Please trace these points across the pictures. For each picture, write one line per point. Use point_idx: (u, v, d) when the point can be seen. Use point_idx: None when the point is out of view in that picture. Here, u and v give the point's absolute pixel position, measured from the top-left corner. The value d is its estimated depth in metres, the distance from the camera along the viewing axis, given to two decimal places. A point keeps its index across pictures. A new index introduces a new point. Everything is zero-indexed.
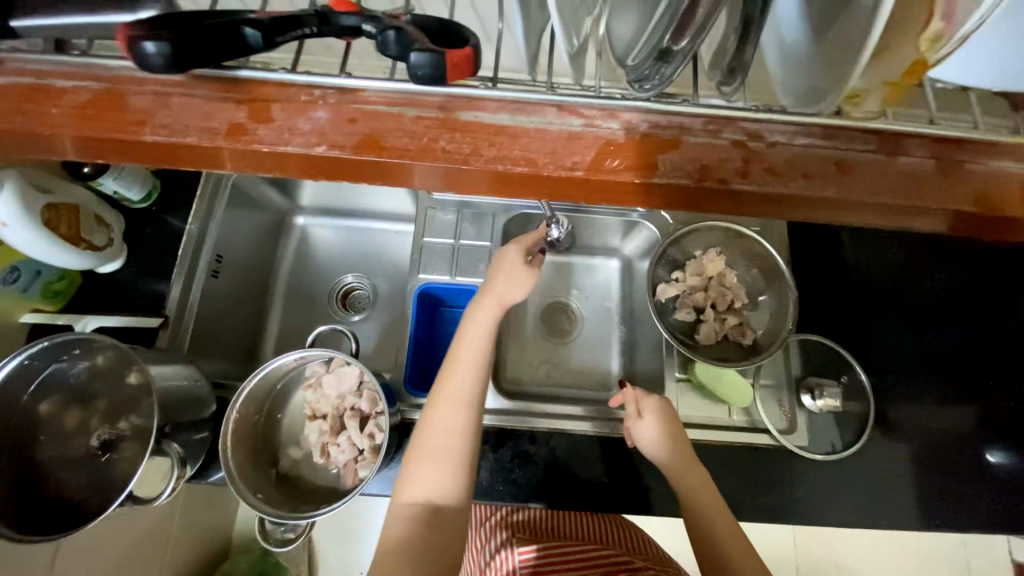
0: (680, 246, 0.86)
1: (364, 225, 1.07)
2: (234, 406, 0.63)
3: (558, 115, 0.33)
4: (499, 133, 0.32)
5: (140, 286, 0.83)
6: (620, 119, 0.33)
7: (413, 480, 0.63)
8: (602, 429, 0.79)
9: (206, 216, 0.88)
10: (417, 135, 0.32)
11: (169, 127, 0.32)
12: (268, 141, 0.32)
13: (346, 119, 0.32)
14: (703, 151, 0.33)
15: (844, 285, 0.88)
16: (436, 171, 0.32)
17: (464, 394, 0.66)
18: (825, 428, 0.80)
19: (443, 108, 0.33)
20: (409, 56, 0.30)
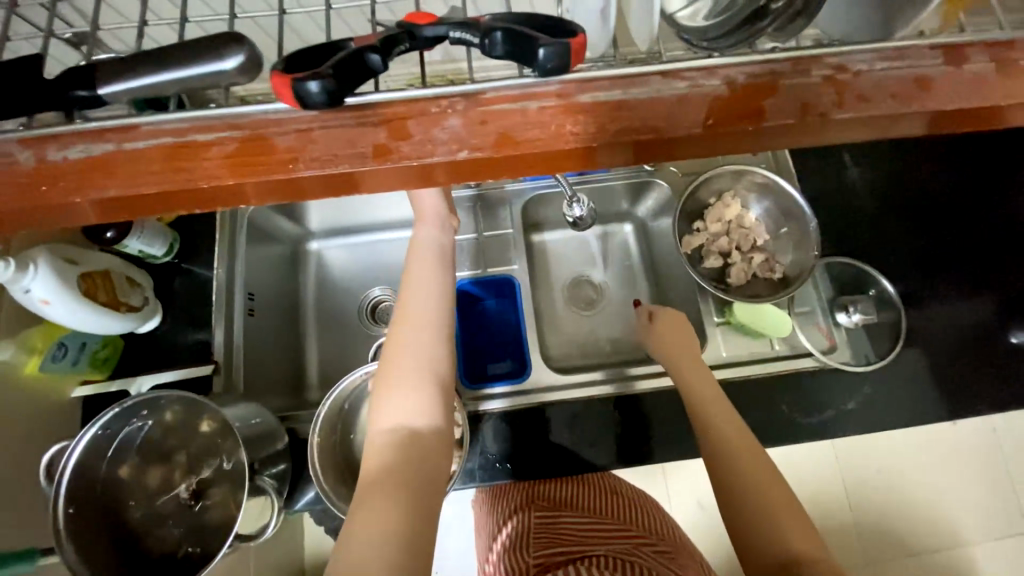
0: (694, 199, 0.88)
1: (378, 238, 1.07)
2: (314, 431, 0.66)
3: (663, 82, 0.35)
4: (617, 108, 0.34)
5: (190, 337, 0.84)
6: (719, 75, 0.35)
7: (384, 405, 0.56)
8: (614, 389, 0.82)
9: (230, 258, 0.88)
10: (545, 124, 0.34)
11: (295, 160, 0.34)
12: (415, 154, 0.33)
13: (478, 121, 0.34)
14: (803, 89, 0.34)
15: (861, 203, 0.91)
16: (558, 155, 0.34)
17: (424, 308, 0.62)
18: (860, 342, 0.84)
19: (561, 94, 0.34)
20: (538, 52, 0.33)
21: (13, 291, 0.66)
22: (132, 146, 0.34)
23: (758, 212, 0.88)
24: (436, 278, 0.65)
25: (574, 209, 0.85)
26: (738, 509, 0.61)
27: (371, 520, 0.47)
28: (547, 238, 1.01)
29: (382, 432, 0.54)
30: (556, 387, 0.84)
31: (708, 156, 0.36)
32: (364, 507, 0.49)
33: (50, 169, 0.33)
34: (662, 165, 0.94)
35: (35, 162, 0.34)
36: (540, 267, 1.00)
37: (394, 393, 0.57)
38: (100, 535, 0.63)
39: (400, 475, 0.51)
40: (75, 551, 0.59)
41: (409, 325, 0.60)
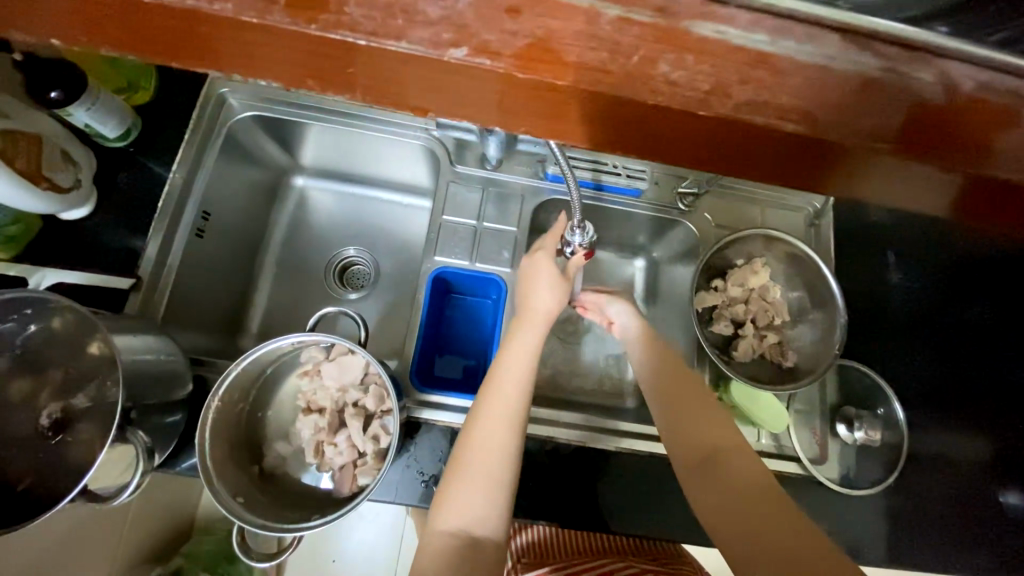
0: (722, 255, 0.78)
1: (370, 194, 0.95)
2: (216, 393, 0.54)
3: (841, 46, 0.23)
4: (757, 62, 0.22)
5: (116, 239, 0.72)
6: (935, 67, 0.23)
7: (448, 506, 0.53)
8: (579, 438, 0.73)
9: (191, 167, 0.77)
10: (629, 50, 0.22)
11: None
12: (367, 28, 0.21)
13: (504, 8, 0.22)
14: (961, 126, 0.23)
15: (891, 309, 0.83)
16: (639, 113, 0.23)
17: (508, 411, 0.58)
18: (847, 458, 0.76)
19: (664, 9, 0.23)
20: None
21: None
22: None
23: (786, 289, 0.78)
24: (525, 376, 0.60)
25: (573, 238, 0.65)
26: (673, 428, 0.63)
27: None
28: None
29: (443, 535, 0.52)
30: None
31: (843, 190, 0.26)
32: None
33: None
34: (697, 208, 0.84)
35: None
36: None
37: (460, 494, 0.53)
38: None
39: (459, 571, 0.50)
40: None
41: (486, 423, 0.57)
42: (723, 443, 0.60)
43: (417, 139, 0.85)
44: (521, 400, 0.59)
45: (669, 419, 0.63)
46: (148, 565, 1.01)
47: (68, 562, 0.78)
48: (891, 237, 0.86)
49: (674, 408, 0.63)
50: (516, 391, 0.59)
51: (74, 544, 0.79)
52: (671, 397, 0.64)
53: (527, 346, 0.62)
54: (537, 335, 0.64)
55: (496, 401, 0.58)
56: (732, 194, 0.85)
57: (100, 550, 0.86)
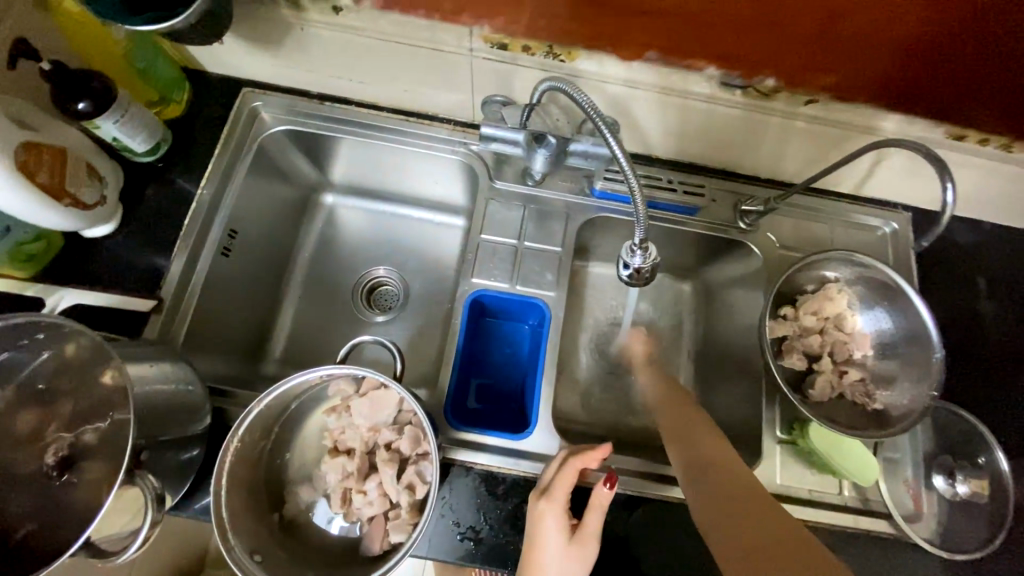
0: (792, 279, 0.70)
1: (401, 211, 0.91)
2: (236, 432, 0.48)
3: None
4: None
5: (138, 257, 0.68)
6: None
7: None
8: (631, 486, 0.64)
9: (222, 183, 0.73)
10: None
11: None
12: None
13: None
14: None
15: (986, 344, 0.73)
16: None
17: None
18: (946, 518, 0.65)
19: None
20: None
21: None
22: None
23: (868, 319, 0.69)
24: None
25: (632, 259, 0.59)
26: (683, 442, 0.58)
27: None
28: (593, 269, 0.84)
29: None
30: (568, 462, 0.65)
31: None
32: None
33: None
34: (760, 228, 0.76)
35: None
36: (574, 298, 0.83)
37: None
38: None
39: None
40: None
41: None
42: (719, 459, 0.53)
43: (454, 154, 0.80)
44: None
45: (674, 441, 0.59)
46: None
47: None
48: (980, 262, 0.77)
49: (677, 435, 0.59)
50: None
51: None
52: (681, 424, 0.60)
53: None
54: None
55: None
56: (798, 214, 0.77)
57: None
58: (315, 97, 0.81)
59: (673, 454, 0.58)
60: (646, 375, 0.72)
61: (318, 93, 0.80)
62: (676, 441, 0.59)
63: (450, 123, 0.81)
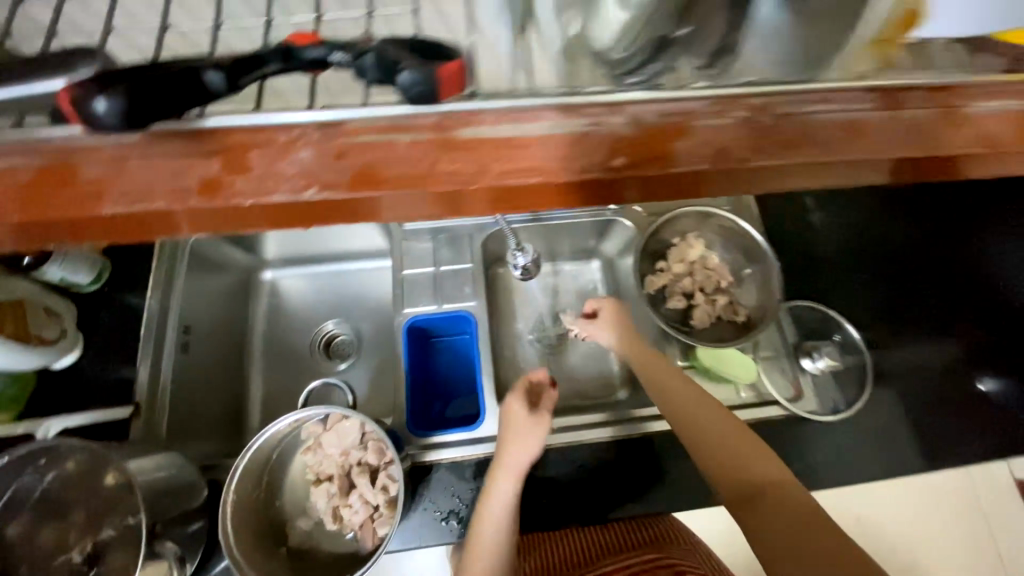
0: (657, 237, 0.87)
1: (334, 268, 1.02)
2: (229, 487, 0.58)
3: (560, 116, 0.30)
4: (505, 146, 0.29)
5: (109, 373, 0.77)
6: (624, 112, 0.30)
7: None
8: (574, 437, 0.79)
9: (165, 288, 0.82)
10: (415, 161, 0.29)
11: (144, 193, 0.29)
12: (248, 192, 0.29)
13: (332, 155, 0.30)
14: (719, 132, 0.30)
15: (822, 246, 0.91)
16: (433, 195, 0.29)
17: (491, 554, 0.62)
18: (828, 389, 0.81)
19: (438, 126, 0.30)
20: (398, 76, 0.29)
21: None
22: None
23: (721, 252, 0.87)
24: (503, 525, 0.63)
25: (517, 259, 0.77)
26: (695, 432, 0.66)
27: None
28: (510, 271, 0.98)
29: None
30: None
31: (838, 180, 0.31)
32: None
33: None
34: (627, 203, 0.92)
35: None
36: (501, 300, 0.96)
37: None
38: None
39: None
40: None
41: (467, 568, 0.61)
42: (743, 450, 0.63)
43: None
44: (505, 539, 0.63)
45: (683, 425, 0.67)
46: None
47: None
48: None
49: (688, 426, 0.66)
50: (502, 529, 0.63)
51: None
52: (678, 404, 0.69)
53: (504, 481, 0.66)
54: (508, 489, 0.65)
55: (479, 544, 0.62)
56: None
57: None
58: None
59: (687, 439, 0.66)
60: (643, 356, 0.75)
61: None
62: (697, 436, 0.66)
63: None
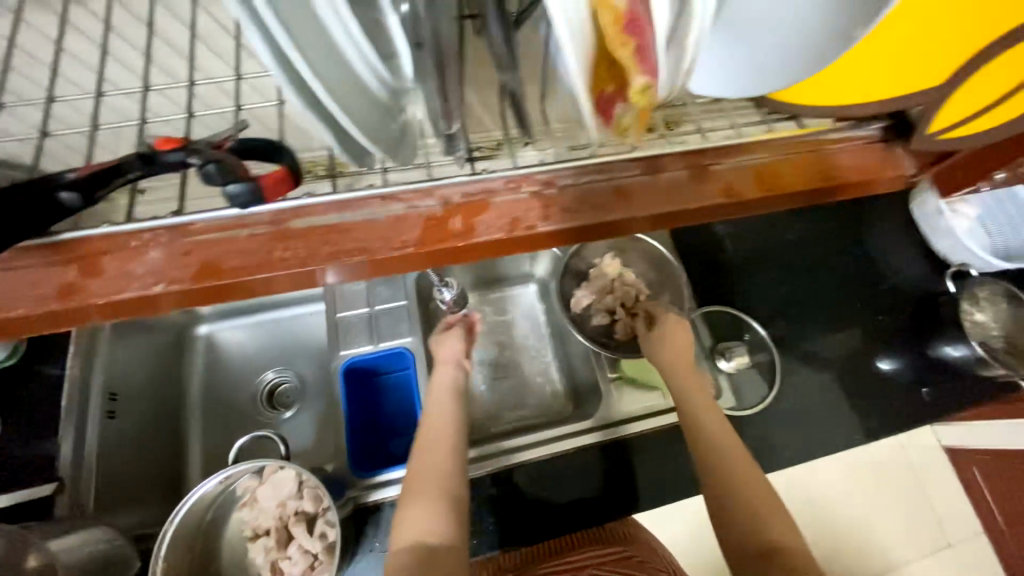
0: (580, 258, 0.95)
1: (271, 316, 1.02)
2: (159, 555, 0.57)
3: (381, 206, 0.37)
4: (329, 233, 0.36)
5: (28, 451, 0.74)
6: (437, 196, 0.37)
7: (403, 526, 0.58)
8: (518, 458, 0.83)
9: (87, 356, 0.80)
10: (252, 253, 0.35)
11: (6, 304, 0.33)
12: (100, 294, 0.33)
13: (180, 254, 0.35)
14: (508, 208, 0.37)
15: (728, 256, 1.00)
16: (308, 270, 0.35)
17: (443, 440, 0.67)
18: (744, 386, 0.89)
19: (273, 222, 0.36)
20: (228, 186, 0.33)
21: None
22: None
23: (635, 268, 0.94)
24: (449, 431, 0.69)
25: (443, 294, 0.80)
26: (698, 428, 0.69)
27: None
28: None
29: (402, 549, 0.56)
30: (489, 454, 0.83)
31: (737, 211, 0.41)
32: None
33: None
34: None
35: None
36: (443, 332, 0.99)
37: (410, 513, 0.59)
38: None
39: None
40: None
41: (427, 468, 0.64)
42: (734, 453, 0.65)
43: None
44: (453, 432, 0.69)
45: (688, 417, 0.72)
46: None
47: None
48: None
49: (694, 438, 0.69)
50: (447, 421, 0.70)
51: None
52: (688, 398, 0.74)
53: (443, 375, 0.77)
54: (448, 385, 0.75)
55: (428, 438, 0.68)
56: None
57: None
58: None
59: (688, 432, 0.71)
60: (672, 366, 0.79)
61: None
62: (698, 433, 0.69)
63: None
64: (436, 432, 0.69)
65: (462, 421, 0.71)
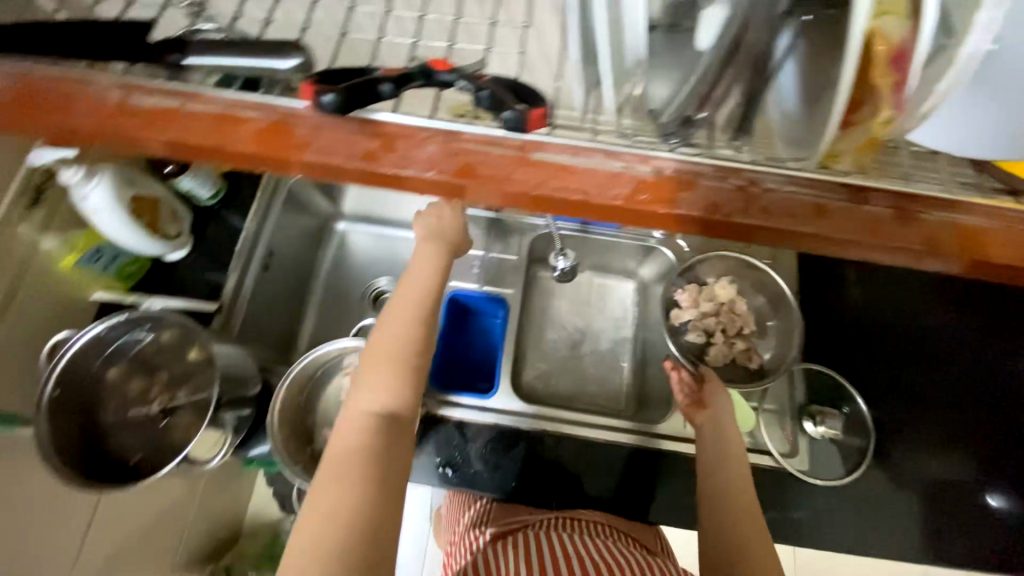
0: (693, 272, 0.95)
1: (392, 234, 1.14)
2: (279, 389, 0.74)
3: (602, 159, 0.38)
4: (559, 171, 0.36)
5: (199, 275, 0.92)
6: (651, 164, 0.38)
7: (365, 395, 0.61)
8: (579, 432, 0.85)
9: (262, 216, 0.97)
10: (503, 166, 0.37)
11: (329, 151, 0.36)
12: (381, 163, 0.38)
13: (450, 155, 0.37)
14: (712, 192, 0.38)
15: (849, 321, 0.92)
16: (499, 194, 0.37)
17: (412, 323, 0.65)
18: (825, 453, 0.84)
19: (521, 148, 0.37)
20: (501, 110, 0.33)
21: (73, 195, 0.76)
22: (185, 108, 0.37)
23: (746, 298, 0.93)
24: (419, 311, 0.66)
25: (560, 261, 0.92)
26: (716, 471, 0.71)
27: (346, 474, 0.54)
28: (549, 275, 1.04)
29: (364, 416, 0.60)
30: (548, 418, 0.86)
31: (922, 262, 0.39)
32: (352, 463, 0.55)
33: (133, 109, 0.37)
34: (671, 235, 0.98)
35: (124, 101, 0.37)
36: (535, 299, 1.03)
37: (372, 387, 0.61)
38: (71, 426, 0.71)
39: (377, 514, 0.52)
40: (48, 429, 0.68)
41: (390, 346, 0.64)
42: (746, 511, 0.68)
43: None
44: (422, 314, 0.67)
45: (710, 454, 0.73)
46: (201, 563, 1.19)
47: (144, 546, 0.97)
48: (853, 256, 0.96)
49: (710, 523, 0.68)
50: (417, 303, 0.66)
51: (150, 529, 0.97)
52: (718, 437, 0.75)
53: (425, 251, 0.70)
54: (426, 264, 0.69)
55: (396, 316, 0.66)
56: None
57: (162, 545, 1.03)
58: None
59: (704, 465, 0.73)
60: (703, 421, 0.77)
61: None
62: (714, 472, 0.71)
63: None
64: (405, 310, 0.66)
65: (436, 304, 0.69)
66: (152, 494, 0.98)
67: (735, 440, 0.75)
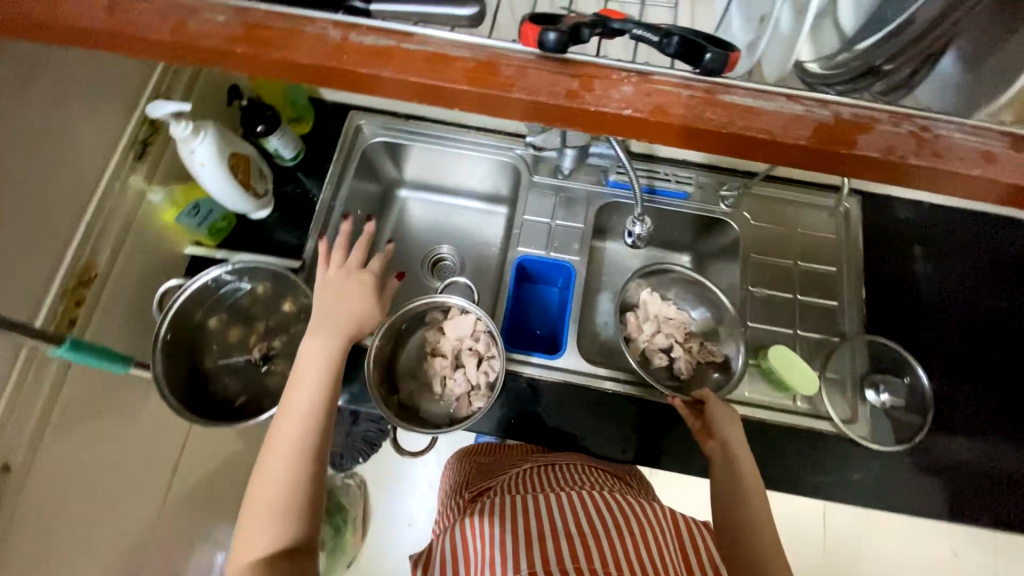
0: (625, 295, 0.96)
1: (448, 201, 1.14)
2: (371, 348, 0.76)
3: None
4: None
5: (279, 233, 0.95)
6: None
7: (246, 541, 0.54)
8: (647, 394, 0.87)
9: (337, 180, 1.00)
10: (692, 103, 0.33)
11: (532, 88, 0.33)
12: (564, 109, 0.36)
13: (644, 94, 0.33)
14: None
15: (910, 297, 0.93)
16: None
17: (296, 442, 0.58)
18: (882, 422, 0.85)
19: (709, 90, 0.33)
20: (703, 56, 0.32)
21: (180, 148, 0.80)
22: (406, 47, 0.34)
23: (688, 305, 0.98)
24: (305, 429, 0.59)
25: (635, 228, 0.93)
26: (734, 489, 0.68)
27: None
28: (609, 246, 1.07)
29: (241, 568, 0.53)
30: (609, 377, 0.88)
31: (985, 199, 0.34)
32: None
33: (349, 48, 0.34)
34: (738, 208, 0.99)
35: (339, 40, 0.34)
36: (596, 267, 1.05)
37: (253, 529, 0.55)
38: (182, 365, 0.77)
39: None
40: (163, 366, 0.73)
41: (273, 470, 0.57)
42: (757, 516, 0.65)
43: (503, 157, 1.04)
44: (311, 423, 0.60)
45: (722, 480, 0.70)
46: None
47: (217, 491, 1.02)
48: (919, 233, 0.97)
49: (732, 527, 0.65)
50: (303, 410, 0.60)
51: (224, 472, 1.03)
52: (727, 464, 0.71)
53: (318, 342, 0.65)
54: (318, 358, 0.64)
55: (281, 435, 0.59)
56: (768, 194, 1.00)
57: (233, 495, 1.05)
58: (401, 115, 1.06)
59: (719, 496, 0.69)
60: (712, 451, 0.72)
61: (405, 114, 1.06)
62: (730, 494, 0.68)
63: (498, 134, 1.05)
64: (289, 421, 0.60)
65: (329, 405, 0.62)
66: (227, 440, 1.04)
67: (747, 463, 0.70)
